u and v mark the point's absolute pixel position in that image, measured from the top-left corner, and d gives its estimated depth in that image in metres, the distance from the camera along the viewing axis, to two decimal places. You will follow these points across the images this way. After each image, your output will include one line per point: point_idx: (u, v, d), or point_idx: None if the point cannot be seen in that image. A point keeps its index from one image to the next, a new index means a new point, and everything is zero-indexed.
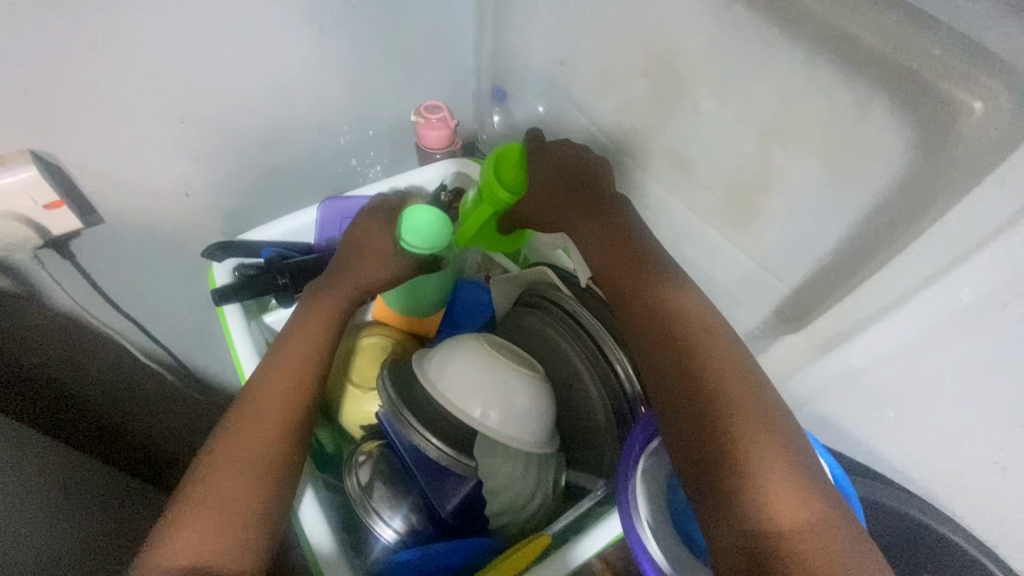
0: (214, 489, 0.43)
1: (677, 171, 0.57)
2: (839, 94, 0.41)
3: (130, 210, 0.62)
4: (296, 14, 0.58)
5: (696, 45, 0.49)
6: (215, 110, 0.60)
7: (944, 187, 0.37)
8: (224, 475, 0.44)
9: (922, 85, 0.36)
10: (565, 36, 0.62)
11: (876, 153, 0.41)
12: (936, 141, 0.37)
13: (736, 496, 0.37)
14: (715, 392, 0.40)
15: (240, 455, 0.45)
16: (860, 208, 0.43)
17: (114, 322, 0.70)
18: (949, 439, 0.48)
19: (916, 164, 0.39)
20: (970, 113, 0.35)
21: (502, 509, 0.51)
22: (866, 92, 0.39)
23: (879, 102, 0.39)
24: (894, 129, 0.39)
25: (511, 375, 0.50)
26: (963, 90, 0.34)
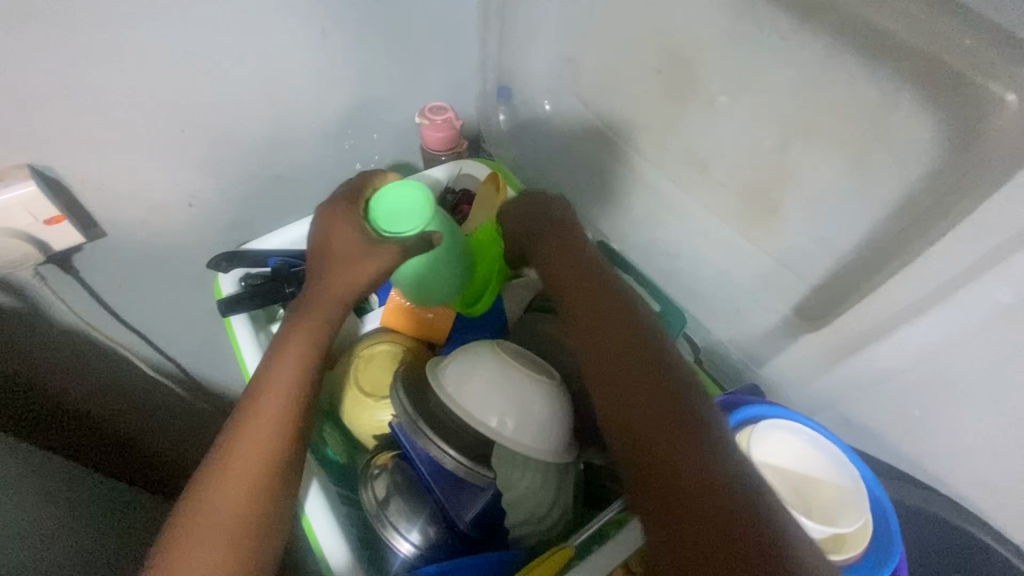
0: (193, 540, 0.42)
1: (690, 168, 0.55)
2: (863, 87, 0.40)
3: (133, 222, 0.61)
4: (296, 16, 0.56)
5: (710, 39, 0.47)
6: (216, 117, 0.59)
7: (974, 181, 0.36)
8: (203, 523, 0.42)
9: (952, 77, 0.35)
10: (572, 32, 0.60)
11: (904, 145, 0.39)
12: (967, 132, 0.36)
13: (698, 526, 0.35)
14: (678, 417, 0.41)
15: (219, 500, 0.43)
16: (886, 204, 0.42)
17: (120, 335, 0.69)
18: (981, 439, 0.47)
19: (945, 158, 0.37)
20: (1002, 104, 0.33)
21: (521, 521, 0.50)
22: (891, 85, 0.38)
23: (906, 93, 0.38)
24: (922, 121, 0.38)
25: (527, 381, 0.49)
26: (995, 82, 0.33)
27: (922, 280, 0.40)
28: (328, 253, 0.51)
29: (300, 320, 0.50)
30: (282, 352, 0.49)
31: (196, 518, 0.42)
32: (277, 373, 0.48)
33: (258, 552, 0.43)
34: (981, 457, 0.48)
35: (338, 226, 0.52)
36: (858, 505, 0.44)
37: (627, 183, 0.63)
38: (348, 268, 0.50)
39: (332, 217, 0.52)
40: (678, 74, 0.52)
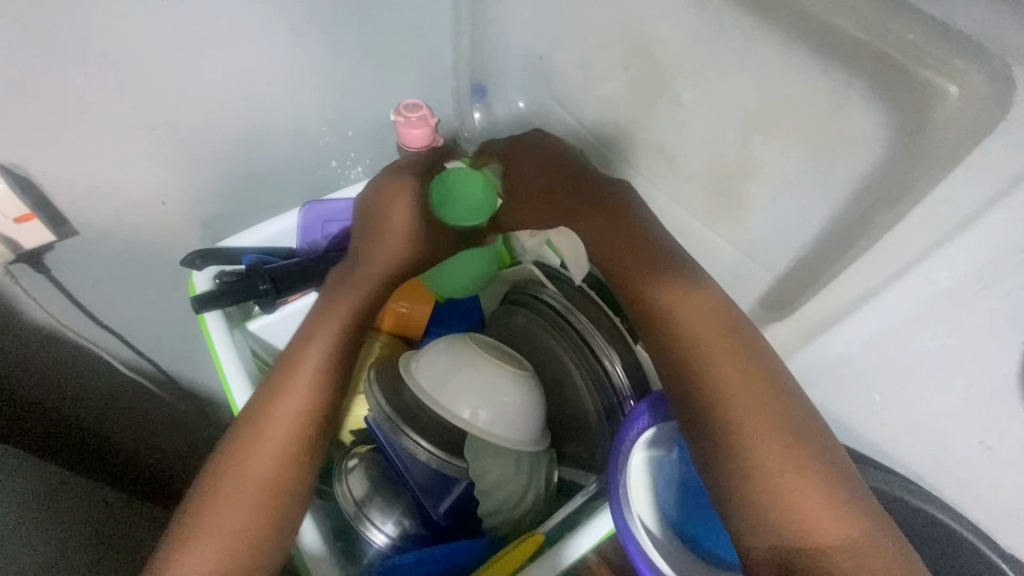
0: (229, 505, 0.43)
1: (658, 163, 0.57)
2: (816, 82, 0.41)
3: (105, 220, 0.61)
4: (267, 14, 0.57)
5: (673, 36, 0.48)
6: (189, 115, 0.59)
7: (923, 170, 0.37)
8: (238, 489, 0.44)
9: (898, 71, 0.36)
10: (543, 30, 0.61)
11: (855, 138, 0.41)
12: (914, 123, 0.37)
13: (755, 500, 0.38)
14: (736, 391, 0.41)
15: (255, 468, 0.45)
16: (841, 195, 0.43)
17: (94, 335, 0.69)
18: (935, 421, 0.48)
19: (895, 149, 0.39)
20: (945, 97, 0.35)
21: (494, 509, 0.50)
22: (842, 80, 0.40)
23: (856, 88, 0.39)
24: (871, 114, 0.39)
25: (500, 374, 0.50)
26: (937, 74, 0.35)
27: (875, 267, 0.42)
28: (388, 223, 0.53)
29: (329, 311, 0.51)
30: (324, 320, 0.50)
31: (203, 517, 0.43)
32: (321, 341, 0.49)
33: (286, 522, 0.44)
34: (937, 440, 0.50)
35: (384, 210, 0.54)
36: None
37: None
38: (397, 244, 0.54)
39: (383, 203, 0.54)
40: (646, 70, 0.53)
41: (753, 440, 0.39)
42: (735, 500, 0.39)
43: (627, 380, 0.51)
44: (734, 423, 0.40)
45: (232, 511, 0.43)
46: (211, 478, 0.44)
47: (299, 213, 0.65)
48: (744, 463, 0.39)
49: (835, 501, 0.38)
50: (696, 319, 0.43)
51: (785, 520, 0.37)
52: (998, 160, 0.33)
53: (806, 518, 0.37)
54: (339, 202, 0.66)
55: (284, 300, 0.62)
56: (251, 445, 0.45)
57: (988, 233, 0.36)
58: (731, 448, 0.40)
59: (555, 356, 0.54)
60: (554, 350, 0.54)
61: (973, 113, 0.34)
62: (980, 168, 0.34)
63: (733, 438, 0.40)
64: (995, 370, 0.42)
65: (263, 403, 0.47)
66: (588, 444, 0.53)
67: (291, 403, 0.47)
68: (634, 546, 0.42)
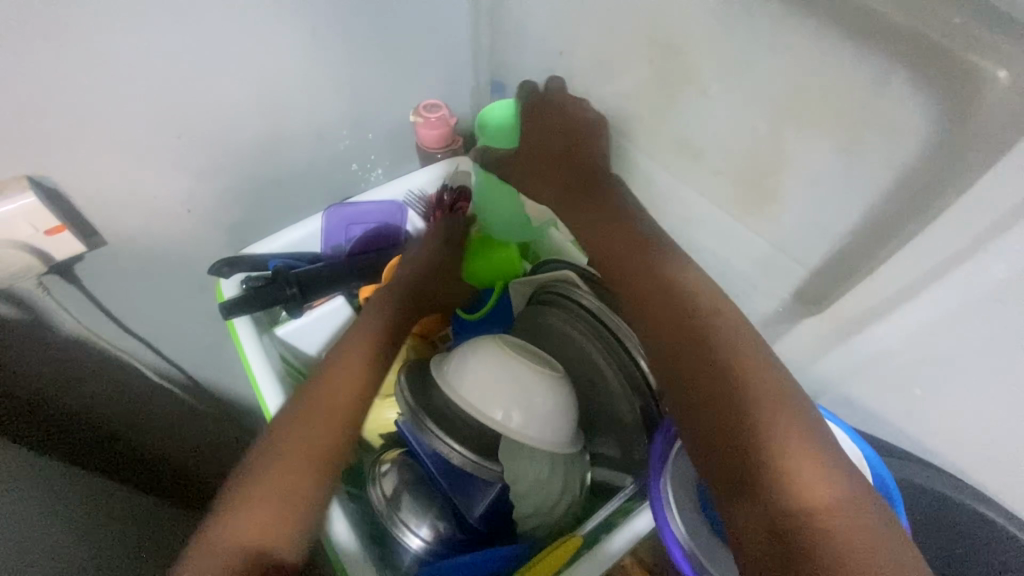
0: (261, 488, 0.46)
1: (684, 156, 0.56)
2: (853, 69, 0.40)
3: (133, 229, 0.61)
4: (286, 20, 0.56)
5: (699, 29, 0.47)
6: (212, 123, 0.59)
7: (973, 154, 0.36)
8: (270, 473, 0.47)
9: (944, 55, 0.35)
10: (561, 25, 0.60)
11: (895, 128, 0.39)
12: (961, 110, 0.36)
13: (748, 470, 0.38)
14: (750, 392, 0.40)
15: (284, 451, 0.48)
16: (881, 186, 0.42)
17: (124, 343, 0.69)
18: (979, 414, 0.47)
19: (939, 135, 0.37)
20: (994, 82, 0.33)
21: (531, 511, 0.50)
22: (880, 63, 0.38)
23: (897, 75, 0.37)
24: (914, 102, 0.37)
25: (530, 374, 0.50)
26: (983, 58, 0.33)
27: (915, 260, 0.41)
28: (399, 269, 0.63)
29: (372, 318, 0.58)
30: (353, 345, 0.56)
31: (263, 481, 0.47)
32: (353, 357, 0.55)
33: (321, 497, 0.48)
34: (979, 432, 0.49)
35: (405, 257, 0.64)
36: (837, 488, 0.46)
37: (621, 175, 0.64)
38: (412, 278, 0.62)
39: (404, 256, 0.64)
40: (670, 65, 0.52)
41: (772, 440, 0.38)
42: (762, 517, 0.37)
43: None
44: (748, 422, 0.39)
45: (273, 484, 0.47)
46: (244, 468, 0.48)
47: (322, 218, 0.65)
48: (746, 437, 0.39)
49: (827, 474, 0.36)
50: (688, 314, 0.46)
51: (788, 492, 0.36)
52: None
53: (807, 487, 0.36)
54: (363, 205, 0.66)
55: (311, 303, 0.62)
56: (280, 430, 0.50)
57: None
58: (749, 447, 0.38)
59: (586, 355, 0.54)
60: (586, 350, 0.54)
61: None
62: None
63: (745, 442, 0.39)
64: None
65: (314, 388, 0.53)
66: (625, 445, 0.52)
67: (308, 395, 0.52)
68: (670, 536, 0.42)
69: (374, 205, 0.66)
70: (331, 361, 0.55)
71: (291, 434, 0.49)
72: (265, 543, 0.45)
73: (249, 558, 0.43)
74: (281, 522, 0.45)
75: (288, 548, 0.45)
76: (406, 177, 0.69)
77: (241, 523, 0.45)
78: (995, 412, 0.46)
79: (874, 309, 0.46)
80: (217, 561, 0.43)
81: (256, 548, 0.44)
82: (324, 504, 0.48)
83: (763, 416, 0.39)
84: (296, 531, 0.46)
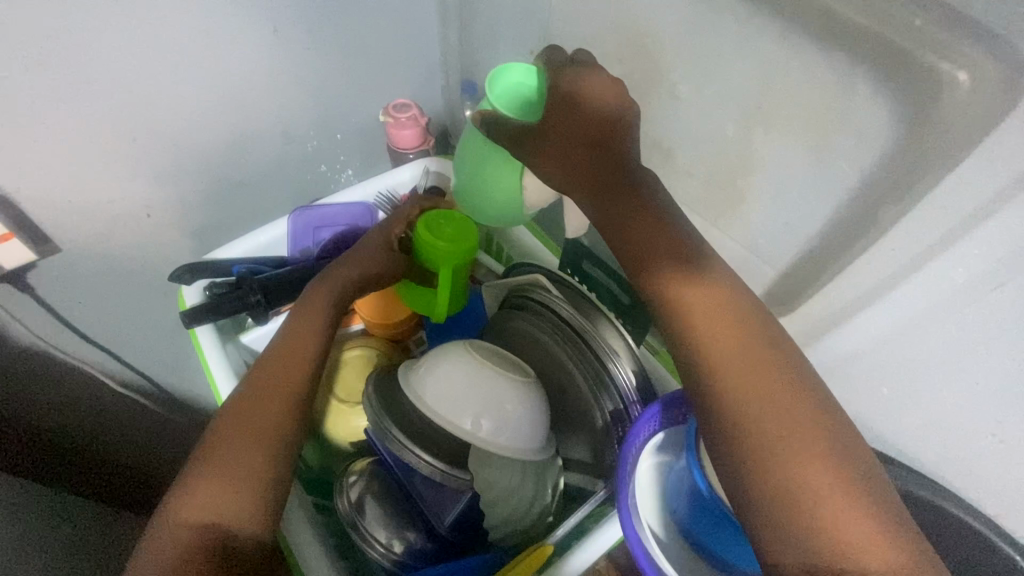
0: (217, 466, 0.42)
1: (656, 157, 0.55)
2: (818, 71, 0.39)
3: (89, 235, 0.59)
4: (246, 18, 0.55)
5: (667, 29, 0.47)
6: (170, 125, 0.57)
7: (933, 157, 0.36)
8: (227, 450, 0.43)
9: (906, 59, 0.34)
10: (531, 24, 0.59)
11: (860, 129, 0.39)
12: (922, 111, 0.35)
13: (791, 516, 0.33)
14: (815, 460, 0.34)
15: (241, 428, 0.44)
16: (847, 187, 0.42)
17: (84, 352, 0.67)
18: (947, 414, 0.47)
19: (901, 136, 0.37)
20: (954, 85, 0.33)
21: (501, 520, 0.50)
22: (845, 65, 0.38)
23: (861, 75, 0.37)
24: (876, 103, 0.37)
25: (500, 381, 0.49)
26: (943, 60, 0.33)
27: None
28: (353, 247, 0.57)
29: (314, 297, 0.53)
30: (298, 320, 0.51)
31: (208, 464, 0.42)
32: (299, 333, 0.51)
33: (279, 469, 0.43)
34: (944, 430, 0.49)
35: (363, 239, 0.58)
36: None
37: None
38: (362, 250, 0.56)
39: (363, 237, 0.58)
40: (639, 64, 0.51)
41: (817, 491, 0.33)
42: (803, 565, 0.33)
43: (635, 386, 0.50)
44: (795, 471, 0.34)
45: (216, 465, 0.42)
46: (200, 446, 0.44)
47: (289, 221, 0.63)
48: (789, 474, 0.34)
49: (876, 518, 0.32)
50: (714, 325, 0.39)
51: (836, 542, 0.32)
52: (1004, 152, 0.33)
53: (857, 537, 0.32)
54: (331, 208, 0.65)
55: (278, 310, 0.61)
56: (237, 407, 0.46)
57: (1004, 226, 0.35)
58: (818, 532, 0.32)
59: (558, 361, 0.53)
60: (557, 355, 0.53)
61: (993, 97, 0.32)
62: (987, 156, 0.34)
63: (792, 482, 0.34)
64: (1006, 363, 0.41)
65: (259, 369, 0.48)
66: (598, 451, 0.52)
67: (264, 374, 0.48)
68: (640, 546, 0.42)
69: (342, 208, 0.65)
70: (275, 342, 0.50)
71: (239, 413, 0.45)
72: (221, 519, 0.40)
73: (204, 535, 0.39)
74: (240, 498, 0.41)
75: (249, 524, 0.40)
76: (376, 181, 0.67)
77: (191, 501, 0.40)
78: (961, 412, 0.46)
79: (842, 311, 0.47)
80: (169, 538, 0.39)
81: (213, 525, 0.39)
82: (285, 483, 0.44)
83: (803, 449, 0.34)
84: (253, 506, 0.41)
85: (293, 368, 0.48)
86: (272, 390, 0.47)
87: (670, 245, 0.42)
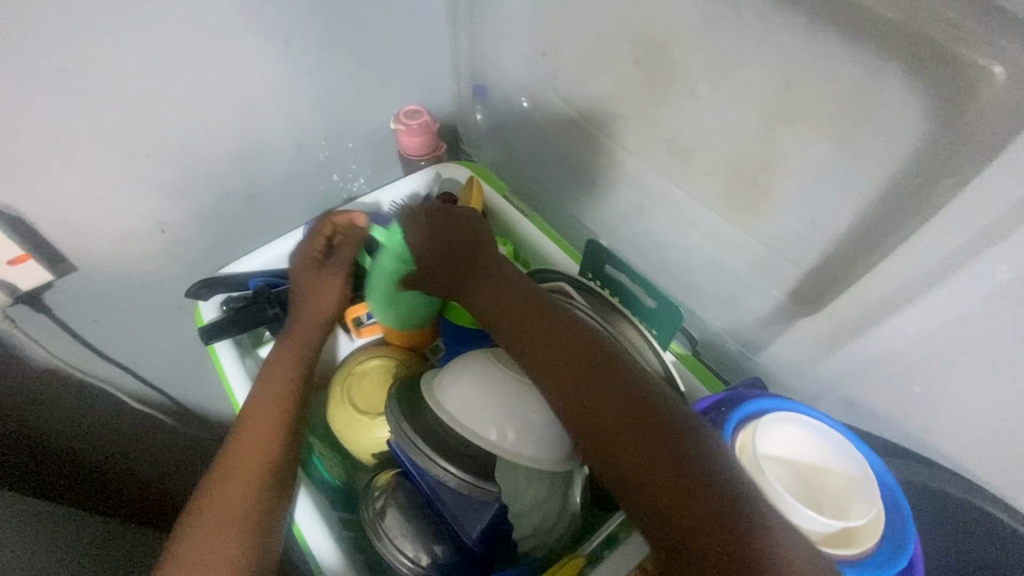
0: (194, 544, 0.42)
1: (674, 157, 0.54)
2: (846, 67, 0.39)
3: (103, 253, 0.58)
4: (257, 30, 0.54)
5: (686, 28, 0.46)
6: (182, 139, 0.56)
7: (965, 151, 0.35)
8: (202, 528, 0.43)
9: (941, 52, 0.34)
10: (542, 27, 0.59)
11: (890, 126, 0.38)
12: (956, 107, 0.35)
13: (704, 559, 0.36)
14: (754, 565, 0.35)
15: (251, 451, 0.47)
16: (877, 182, 0.41)
17: (101, 370, 0.67)
18: (982, 411, 0.46)
19: (932, 133, 0.36)
20: (989, 79, 0.32)
21: (530, 534, 0.49)
22: (876, 59, 0.37)
23: (889, 71, 0.37)
24: (907, 101, 0.37)
25: (524, 391, 0.48)
26: (977, 56, 0.32)
27: (916, 256, 0.39)
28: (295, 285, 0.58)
29: (280, 353, 0.54)
30: (270, 375, 0.52)
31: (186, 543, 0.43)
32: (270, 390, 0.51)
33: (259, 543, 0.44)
34: (982, 429, 0.48)
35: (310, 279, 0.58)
36: (867, 494, 0.41)
37: (607, 178, 0.62)
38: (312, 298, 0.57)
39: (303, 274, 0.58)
40: (655, 66, 0.50)
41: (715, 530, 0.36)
42: None
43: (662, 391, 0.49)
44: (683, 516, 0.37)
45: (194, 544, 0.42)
46: (183, 517, 0.45)
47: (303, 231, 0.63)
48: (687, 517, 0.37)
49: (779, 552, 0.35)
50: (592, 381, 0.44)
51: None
52: None
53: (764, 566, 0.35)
54: None
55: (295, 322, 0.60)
56: (244, 429, 0.49)
57: None
58: None
59: None
60: None
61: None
62: None
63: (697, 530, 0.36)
64: None
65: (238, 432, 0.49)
66: None
67: (262, 400, 0.50)
68: None
69: None
70: (254, 397, 0.51)
71: (219, 487, 0.45)
72: None
73: None
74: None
75: None
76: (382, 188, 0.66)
77: None
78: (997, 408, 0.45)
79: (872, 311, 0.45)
80: None
81: None
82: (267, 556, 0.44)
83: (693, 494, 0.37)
84: None
85: (268, 429, 0.49)
86: (249, 456, 0.47)
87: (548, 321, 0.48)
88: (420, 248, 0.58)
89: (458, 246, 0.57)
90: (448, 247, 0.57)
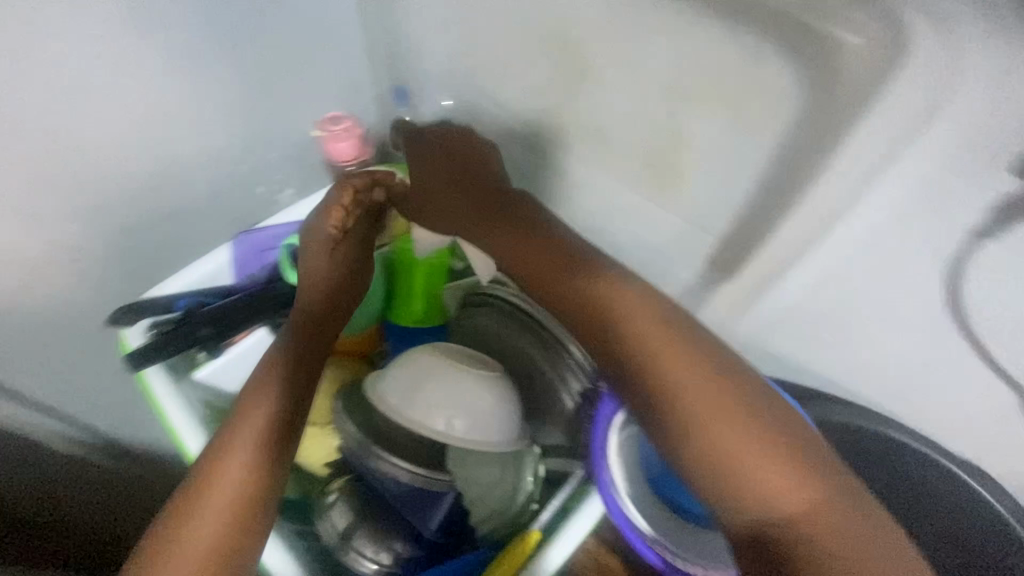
0: None
1: (591, 143, 0.57)
2: (730, 49, 0.42)
3: (8, 289, 0.55)
4: (156, 44, 0.52)
5: (586, 20, 0.48)
6: (85, 162, 0.53)
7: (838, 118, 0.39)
8: None
9: (804, 34, 0.38)
10: (454, 26, 0.60)
11: (774, 100, 0.42)
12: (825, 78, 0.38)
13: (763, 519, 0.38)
14: (753, 464, 0.39)
15: (229, 507, 0.43)
16: (768, 152, 0.45)
17: (18, 414, 0.62)
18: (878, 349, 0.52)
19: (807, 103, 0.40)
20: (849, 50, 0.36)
21: (488, 515, 0.50)
22: (754, 41, 0.40)
23: (768, 50, 0.40)
24: (786, 77, 0.40)
25: (468, 378, 0.49)
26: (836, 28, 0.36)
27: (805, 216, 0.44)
28: (309, 265, 0.54)
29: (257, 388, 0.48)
30: (244, 421, 0.47)
31: None
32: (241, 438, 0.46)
33: None
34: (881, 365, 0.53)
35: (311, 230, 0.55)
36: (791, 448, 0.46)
37: (532, 168, 0.65)
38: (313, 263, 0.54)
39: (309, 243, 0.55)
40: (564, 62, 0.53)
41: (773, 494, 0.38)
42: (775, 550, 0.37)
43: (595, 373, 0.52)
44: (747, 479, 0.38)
45: None
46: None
47: (229, 247, 0.61)
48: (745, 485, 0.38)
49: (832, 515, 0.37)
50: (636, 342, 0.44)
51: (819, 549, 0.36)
52: (896, 106, 0.36)
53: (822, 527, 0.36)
54: (273, 229, 0.63)
55: (231, 341, 0.58)
56: (213, 485, 0.44)
57: (906, 174, 0.38)
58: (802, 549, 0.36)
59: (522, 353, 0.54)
60: (520, 347, 0.54)
61: (880, 61, 0.35)
62: (882, 113, 0.37)
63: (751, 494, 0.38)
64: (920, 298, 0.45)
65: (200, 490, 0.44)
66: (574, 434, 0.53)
67: (246, 434, 0.46)
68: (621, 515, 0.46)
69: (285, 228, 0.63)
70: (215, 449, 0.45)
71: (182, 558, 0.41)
72: None
73: None
74: None
75: None
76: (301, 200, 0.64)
77: None
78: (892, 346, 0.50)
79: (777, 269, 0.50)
80: None
81: None
82: None
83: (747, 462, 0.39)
84: None
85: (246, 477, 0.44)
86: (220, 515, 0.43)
87: (577, 265, 0.48)
88: (425, 180, 0.57)
89: (470, 188, 0.56)
90: (466, 179, 0.56)
